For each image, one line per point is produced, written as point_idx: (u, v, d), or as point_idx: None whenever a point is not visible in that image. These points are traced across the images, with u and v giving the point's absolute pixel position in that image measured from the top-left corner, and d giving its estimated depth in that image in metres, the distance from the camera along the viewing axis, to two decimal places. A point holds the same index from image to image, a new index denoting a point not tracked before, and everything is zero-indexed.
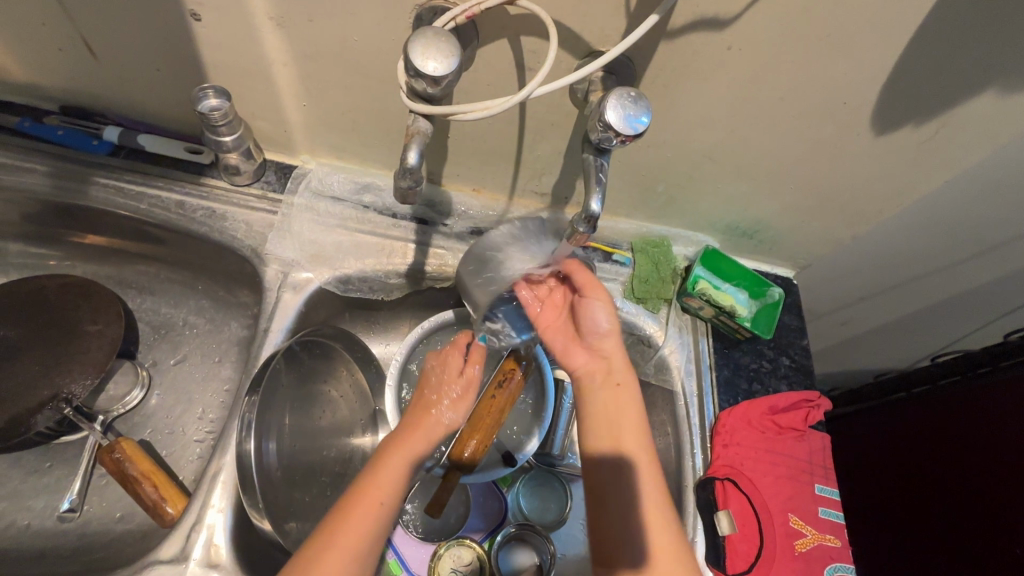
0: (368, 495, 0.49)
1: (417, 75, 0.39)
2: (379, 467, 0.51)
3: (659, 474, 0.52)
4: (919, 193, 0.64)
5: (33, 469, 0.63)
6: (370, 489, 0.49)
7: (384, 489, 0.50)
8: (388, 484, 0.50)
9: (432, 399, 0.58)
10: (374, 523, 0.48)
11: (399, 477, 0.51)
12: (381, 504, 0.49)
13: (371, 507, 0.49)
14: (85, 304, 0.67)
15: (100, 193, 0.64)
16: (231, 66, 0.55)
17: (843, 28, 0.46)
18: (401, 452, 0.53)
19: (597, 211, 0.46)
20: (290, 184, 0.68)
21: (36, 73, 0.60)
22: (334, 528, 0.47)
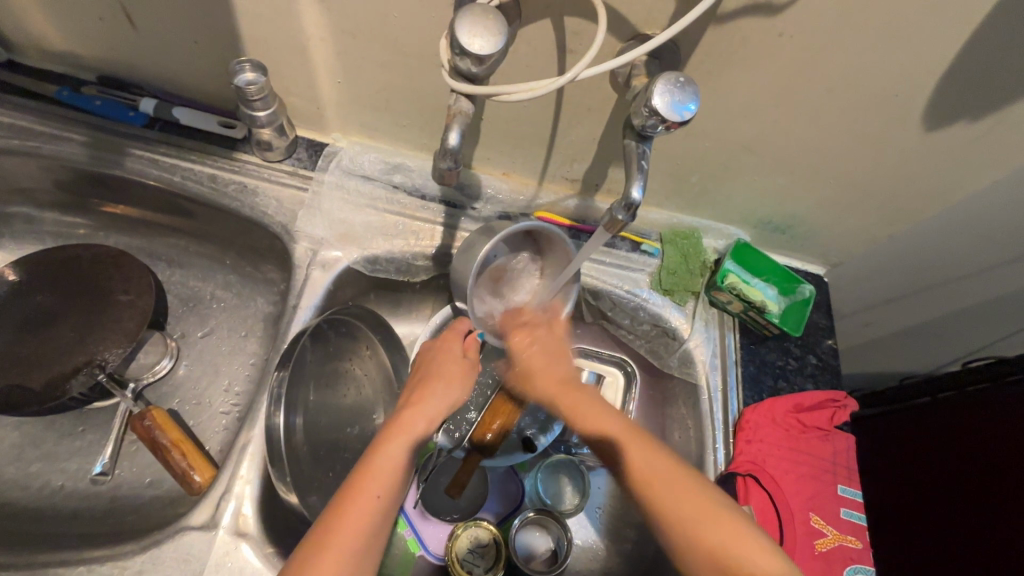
0: (369, 494, 0.46)
1: (462, 54, 0.39)
2: (371, 467, 0.47)
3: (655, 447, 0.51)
4: (964, 193, 0.62)
5: (67, 432, 0.65)
6: (369, 485, 0.46)
7: (384, 487, 0.47)
8: (386, 478, 0.47)
9: (430, 385, 0.56)
10: (377, 522, 0.46)
11: (393, 468, 0.48)
12: (376, 498, 0.46)
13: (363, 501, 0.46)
14: (118, 274, 0.68)
15: (135, 164, 0.64)
16: (269, 40, 0.55)
17: (904, 16, 0.44)
18: (404, 449, 0.49)
19: (638, 199, 0.45)
20: (321, 161, 0.68)
21: (75, 41, 0.60)
22: (333, 522, 0.44)
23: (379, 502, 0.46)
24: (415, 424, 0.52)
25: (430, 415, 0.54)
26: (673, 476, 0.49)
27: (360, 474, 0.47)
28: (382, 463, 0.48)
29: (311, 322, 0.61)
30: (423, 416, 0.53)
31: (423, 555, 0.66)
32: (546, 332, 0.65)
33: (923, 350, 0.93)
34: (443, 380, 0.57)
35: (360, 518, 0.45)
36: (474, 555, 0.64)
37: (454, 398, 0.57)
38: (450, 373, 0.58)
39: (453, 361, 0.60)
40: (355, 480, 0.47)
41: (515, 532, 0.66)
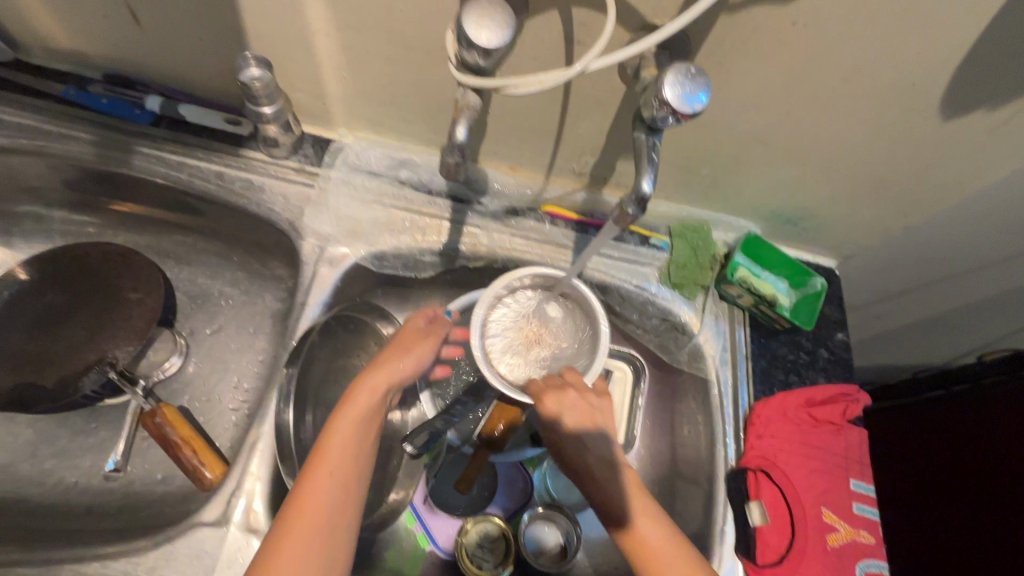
0: (323, 470, 0.46)
1: (469, 46, 0.38)
2: (324, 449, 0.48)
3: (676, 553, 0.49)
4: (981, 183, 0.60)
5: (80, 429, 0.65)
6: (321, 461, 0.47)
7: (338, 462, 0.47)
8: (341, 459, 0.47)
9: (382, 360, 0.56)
10: (338, 495, 0.46)
11: (347, 442, 0.49)
12: (331, 475, 0.46)
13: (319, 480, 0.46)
14: (127, 272, 0.68)
15: (142, 162, 0.64)
16: (273, 35, 0.54)
17: (922, 3, 0.42)
18: (354, 426, 0.50)
19: (648, 192, 0.44)
20: (327, 157, 0.67)
21: (81, 39, 0.60)
22: (294, 508, 0.44)
23: (333, 477, 0.46)
24: (363, 396, 0.52)
25: (378, 383, 0.54)
26: (665, 559, 0.49)
27: (314, 454, 0.48)
28: (333, 445, 0.48)
29: (319, 319, 0.61)
30: (370, 387, 0.53)
31: (432, 550, 0.66)
32: (580, 397, 0.56)
33: (936, 343, 0.91)
34: (397, 349, 0.57)
35: (318, 499, 0.45)
36: (484, 550, 0.64)
37: (411, 366, 0.57)
38: (404, 341, 0.58)
39: (407, 331, 0.59)
40: (309, 460, 0.47)
41: (524, 527, 0.66)
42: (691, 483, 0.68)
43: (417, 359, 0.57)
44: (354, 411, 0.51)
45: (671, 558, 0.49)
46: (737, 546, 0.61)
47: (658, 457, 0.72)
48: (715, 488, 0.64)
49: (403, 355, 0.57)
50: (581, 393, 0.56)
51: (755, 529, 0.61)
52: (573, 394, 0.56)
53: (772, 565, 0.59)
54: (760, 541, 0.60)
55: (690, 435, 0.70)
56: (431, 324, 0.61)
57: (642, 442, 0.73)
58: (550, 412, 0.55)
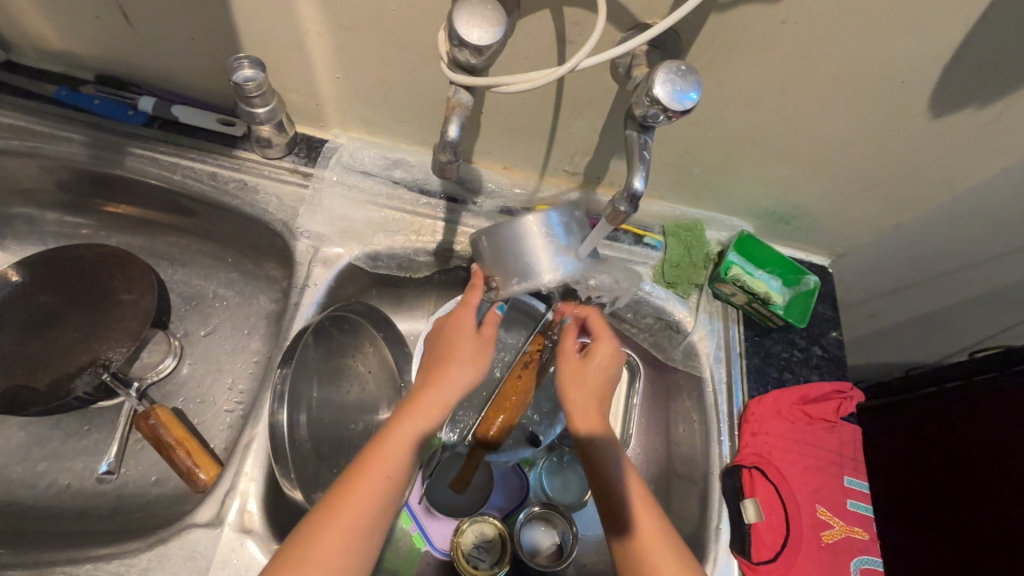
0: (382, 471, 0.46)
1: (460, 45, 0.38)
2: (382, 449, 0.46)
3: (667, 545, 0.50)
4: (971, 180, 0.61)
5: (73, 431, 0.65)
6: (380, 465, 0.46)
7: (395, 466, 0.46)
8: (398, 458, 0.47)
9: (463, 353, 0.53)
10: (383, 502, 0.45)
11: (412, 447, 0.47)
12: (389, 477, 0.46)
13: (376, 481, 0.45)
14: (120, 273, 0.68)
15: (135, 163, 0.64)
16: (266, 36, 0.54)
17: (909, 1, 0.43)
18: (415, 431, 0.48)
19: (640, 190, 0.44)
20: (321, 158, 0.67)
21: (73, 41, 0.60)
22: (344, 495, 0.44)
23: (388, 482, 0.46)
24: (440, 399, 0.50)
25: (458, 387, 0.51)
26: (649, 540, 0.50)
27: (374, 451, 0.46)
28: (393, 451, 0.46)
29: (313, 319, 0.61)
30: (436, 392, 0.50)
31: (428, 550, 0.66)
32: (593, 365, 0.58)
33: (930, 341, 0.92)
34: (457, 349, 0.53)
35: (370, 498, 0.45)
36: (480, 550, 0.64)
37: (473, 375, 0.52)
38: (464, 344, 0.53)
39: (468, 329, 0.54)
40: (373, 450, 0.46)
41: (519, 526, 0.66)
42: (686, 480, 0.68)
43: (479, 368, 0.52)
44: (426, 411, 0.49)
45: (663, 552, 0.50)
46: (733, 543, 0.60)
47: (655, 455, 0.73)
48: (709, 486, 0.64)
49: (476, 356, 0.53)
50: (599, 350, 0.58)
51: (750, 526, 0.60)
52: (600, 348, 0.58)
53: (766, 562, 0.58)
54: (754, 537, 0.60)
55: (685, 434, 0.70)
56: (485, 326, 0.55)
57: (637, 441, 0.74)
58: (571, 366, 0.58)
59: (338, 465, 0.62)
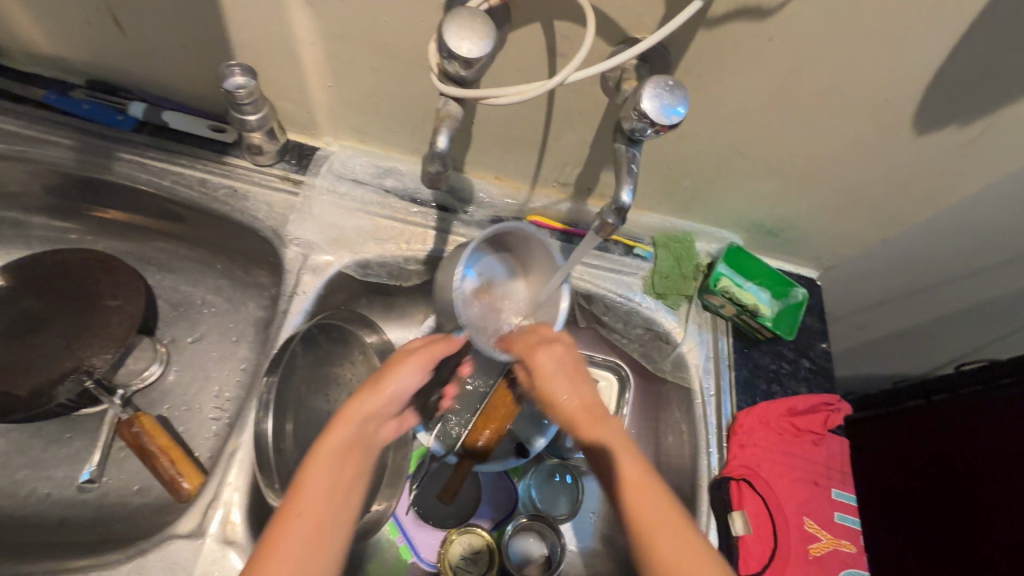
0: (292, 511, 0.45)
1: (450, 57, 0.38)
2: (292, 491, 0.46)
3: (656, 497, 0.47)
4: (955, 196, 0.62)
5: (54, 439, 0.64)
6: (291, 502, 0.45)
7: (306, 502, 0.45)
8: (316, 490, 0.46)
9: (371, 387, 0.52)
10: (310, 538, 0.44)
11: (325, 481, 0.46)
12: (303, 513, 0.44)
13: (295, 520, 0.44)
14: (106, 278, 0.67)
15: (124, 168, 0.64)
16: (259, 44, 0.54)
17: (891, 21, 0.44)
18: (326, 460, 0.47)
19: (627, 203, 0.45)
20: (312, 165, 0.67)
21: (64, 46, 0.60)
22: (263, 550, 0.42)
23: (305, 517, 0.44)
24: (342, 426, 0.49)
25: (364, 410, 0.51)
26: (648, 509, 0.47)
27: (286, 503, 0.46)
28: (305, 487, 0.46)
29: (301, 327, 0.61)
30: (345, 418, 0.50)
31: (415, 562, 0.65)
32: (563, 351, 0.57)
33: (917, 353, 0.93)
34: (379, 374, 0.54)
35: (292, 539, 0.43)
36: (467, 562, 0.64)
37: (387, 394, 0.52)
38: (389, 364, 0.54)
39: (399, 350, 0.56)
40: (286, 495, 0.46)
41: (509, 537, 0.66)
42: (676, 491, 0.68)
43: (398, 387, 0.52)
44: (331, 442, 0.48)
45: (655, 504, 0.47)
46: (719, 556, 0.60)
47: None
48: (698, 498, 0.64)
49: (386, 378, 0.53)
50: (567, 347, 0.57)
51: (737, 539, 0.60)
52: (560, 348, 0.57)
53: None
54: (743, 551, 0.60)
55: (675, 444, 0.70)
56: (426, 343, 0.56)
57: None
58: (539, 362, 0.55)
59: None
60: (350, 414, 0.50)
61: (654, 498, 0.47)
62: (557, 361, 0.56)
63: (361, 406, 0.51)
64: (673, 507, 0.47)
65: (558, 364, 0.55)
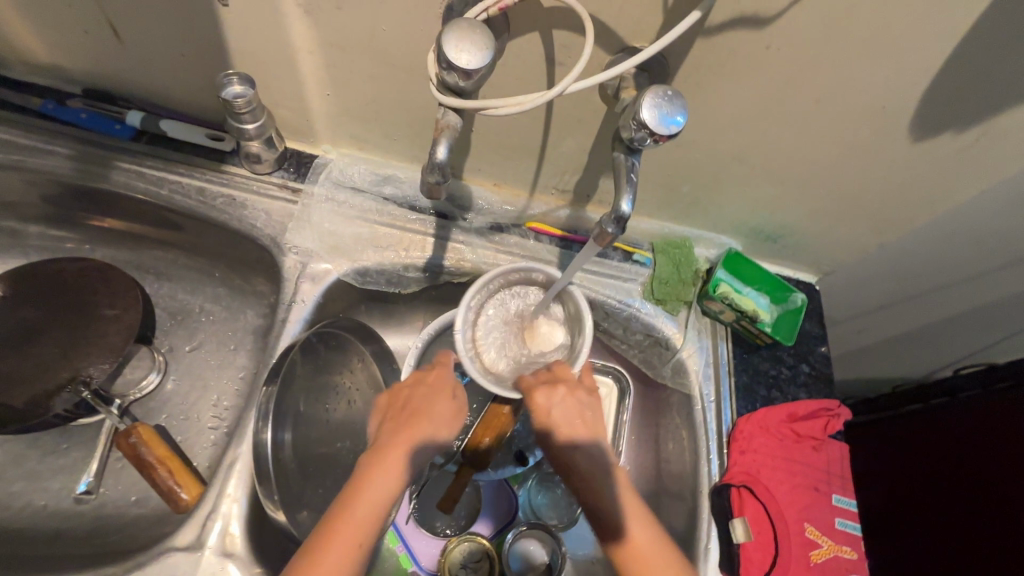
0: (346, 530, 0.45)
1: (449, 68, 0.38)
2: (350, 503, 0.46)
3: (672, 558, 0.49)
4: (952, 201, 0.62)
5: (51, 450, 0.64)
6: (343, 521, 0.45)
7: (360, 523, 0.46)
8: (369, 512, 0.46)
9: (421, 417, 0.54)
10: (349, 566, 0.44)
11: (375, 506, 0.47)
12: (359, 537, 0.45)
13: (343, 539, 0.44)
14: (103, 288, 0.67)
15: (121, 177, 0.63)
16: (257, 53, 0.54)
17: (887, 29, 0.44)
18: (385, 480, 0.48)
19: (627, 212, 0.44)
20: (310, 173, 0.67)
21: (61, 56, 0.59)
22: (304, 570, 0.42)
23: (354, 539, 0.45)
24: (395, 451, 0.50)
25: (412, 441, 0.51)
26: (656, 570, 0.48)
27: (338, 513, 0.46)
28: (360, 504, 0.46)
29: (300, 335, 0.60)
30: (397, 446, 0.51)
31: (415, 570, 0.66)
32: (569, 393, 0.56)
33: (916, 356, 0.93)
34: (424, 407, 0.55)
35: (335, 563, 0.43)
36: (467, 570, 0.64)
37: (428, 433, 0.53)
38: (436, 398, 0.56)
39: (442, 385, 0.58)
40: (332, 517, 0.46)
41: (509, 546, 0.65)
42: (676, 497, 0.68)
43: (434, 430, 0.54)
44: (384, 464, 0.49)
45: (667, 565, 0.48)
46: (721, 564, 0.60)
47: (645, 470, 0.73)
48: (698, 504, 0.64)
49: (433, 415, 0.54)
50: (571, 390, 0.56)
51: (738, 546, 0.60)
52: (565, 390, 0.56)
53: None
54: (744, 558, 0.59)
55: (675, 451, 0.70)
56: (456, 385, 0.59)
57: (628, 457, 0.74)
58: (542, 404, 0.55)
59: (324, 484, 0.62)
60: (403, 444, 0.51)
61: (668, 559, 0.49)
62: (567, 403, 0.56)
63: (409, 441, 0.52)
64: (681, 558, 0.50)
65: (567, 405, 0.55)
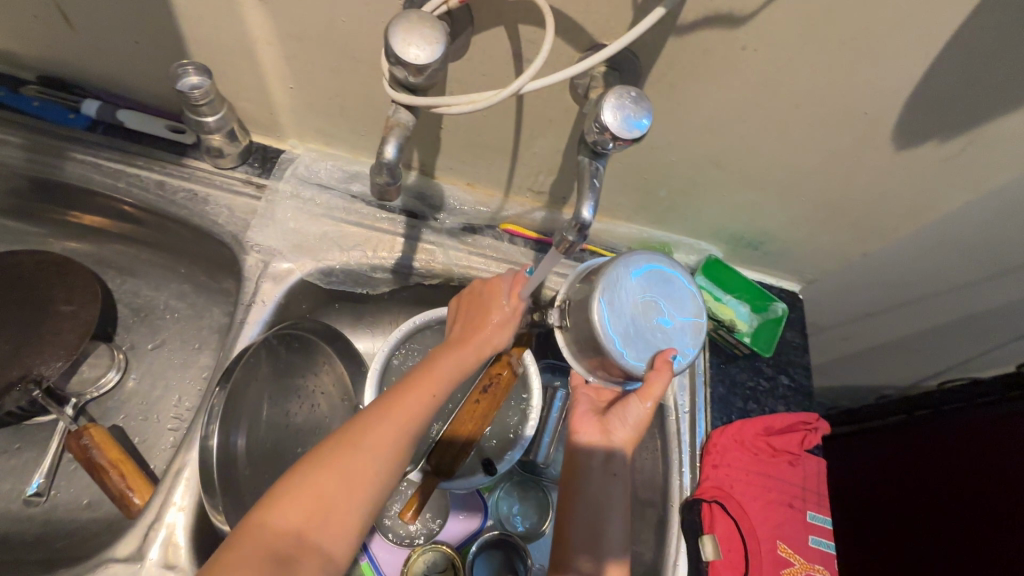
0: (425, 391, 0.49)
1: (398, 63, 0.36)
2: (398, 406, 0.47)
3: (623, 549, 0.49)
4: (936, 212, 0.60)
5: (1, 450, 0.62)
6: (425, 383, 0.49)
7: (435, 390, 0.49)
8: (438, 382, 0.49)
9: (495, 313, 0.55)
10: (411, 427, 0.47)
11: (451, 372, 0.50)
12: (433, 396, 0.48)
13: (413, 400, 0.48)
14: (60, 283, 0.64)
15: (77, 169, 0.61)
16: (215, 42, 0.52)
17: (866, 32, 0.42)
18: (456, 361, 0.51)
19: (589, 219, 0.42)
20: (276, 169, 0.65)
21: (12, 40, 0.57)
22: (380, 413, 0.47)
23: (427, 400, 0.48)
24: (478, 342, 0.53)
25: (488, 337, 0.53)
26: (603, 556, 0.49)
27: (383, 413, 0.47)
28: (436, 370, 0.50)
29: (258, 338, 0.58)
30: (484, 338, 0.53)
31: None
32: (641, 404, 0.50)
33: (901, 367, 0.91)
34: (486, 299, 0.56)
35: (408, 413, 0.47)
36: None
37: (489, 337, 0.53)
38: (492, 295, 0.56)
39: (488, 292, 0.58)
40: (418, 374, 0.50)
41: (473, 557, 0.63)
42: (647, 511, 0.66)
43: (501, 335, 0.54)
44: (469, 348, 0.52)
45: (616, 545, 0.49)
46: None
47: None
48: (668, 519, 0.62)
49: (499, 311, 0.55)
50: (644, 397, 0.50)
51: (707, 563, 0.59)
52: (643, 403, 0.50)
53: None
54: None
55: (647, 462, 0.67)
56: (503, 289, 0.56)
57: None
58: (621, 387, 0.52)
59: None
60: (469, 348, 0.52)
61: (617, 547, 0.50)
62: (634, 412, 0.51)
63: (472, 341, 0.53)
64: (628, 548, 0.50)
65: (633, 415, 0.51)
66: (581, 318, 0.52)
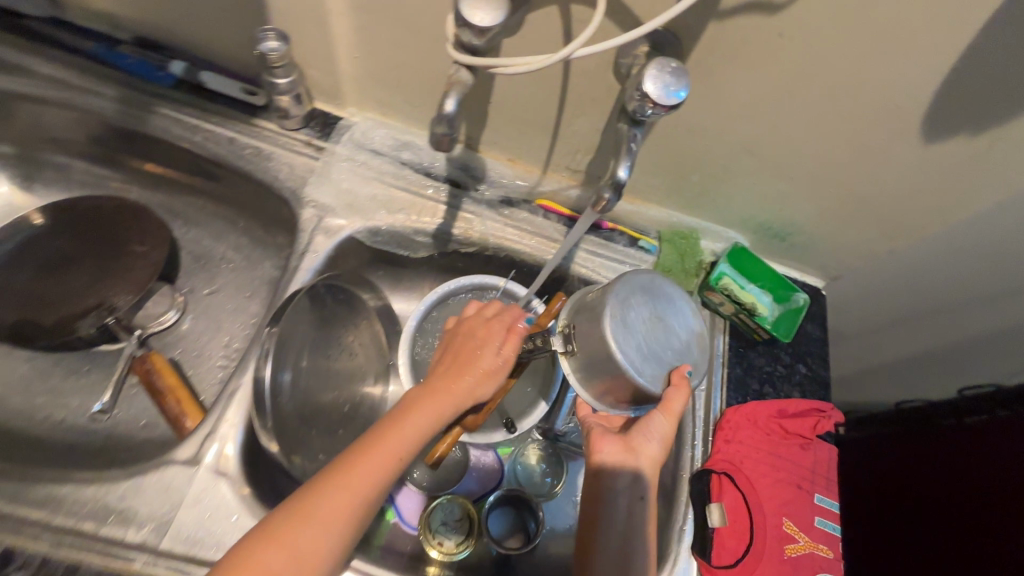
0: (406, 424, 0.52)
1: (465, 26, 0.40)
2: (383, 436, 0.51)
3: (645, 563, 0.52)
4: (964, 211, 0.61)
5: (73, 370, 0.68)
6: (407, 416, 0.52)
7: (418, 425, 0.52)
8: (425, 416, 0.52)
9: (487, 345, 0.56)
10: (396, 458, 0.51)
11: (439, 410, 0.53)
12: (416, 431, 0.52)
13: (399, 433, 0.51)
14: (135, 225, 0.71)
15: (159, 122, 0.68)
16: (294, 11, 0.57)
17: (899, 23, 0.44)
18: (443, 396, 0.53)
19: (624, 179, 0.46)
20: (334, 134, 0.70)
21: (116, 2, 0.64)
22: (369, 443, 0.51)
23: (410, 433, 0.51)
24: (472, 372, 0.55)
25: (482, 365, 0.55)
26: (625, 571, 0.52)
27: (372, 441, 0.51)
28: (423, 405, 0.53)
29: (308, 283, 0.63)
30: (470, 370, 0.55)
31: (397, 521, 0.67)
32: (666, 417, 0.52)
33: None
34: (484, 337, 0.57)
35: (393, 447, 0.51)
36: (449, 529, 0.65)
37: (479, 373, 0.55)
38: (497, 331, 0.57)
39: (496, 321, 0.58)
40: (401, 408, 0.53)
41: (488, 509, 0.67)
42: None
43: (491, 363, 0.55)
44: (455, 384, 0.54)
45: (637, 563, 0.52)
46: (694, 544, 0.61)
47: None
48: (676, 489, 0.64)
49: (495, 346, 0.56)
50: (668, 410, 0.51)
51: (713, 530, 0.61)
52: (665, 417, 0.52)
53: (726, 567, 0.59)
54: (717, 543, 0.60)
55: None
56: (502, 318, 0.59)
57: None
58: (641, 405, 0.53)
59: (318, 428, 0.65)
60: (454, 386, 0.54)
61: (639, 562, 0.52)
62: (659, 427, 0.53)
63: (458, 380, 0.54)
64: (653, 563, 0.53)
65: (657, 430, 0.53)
66: (595, 338, 0.51)
